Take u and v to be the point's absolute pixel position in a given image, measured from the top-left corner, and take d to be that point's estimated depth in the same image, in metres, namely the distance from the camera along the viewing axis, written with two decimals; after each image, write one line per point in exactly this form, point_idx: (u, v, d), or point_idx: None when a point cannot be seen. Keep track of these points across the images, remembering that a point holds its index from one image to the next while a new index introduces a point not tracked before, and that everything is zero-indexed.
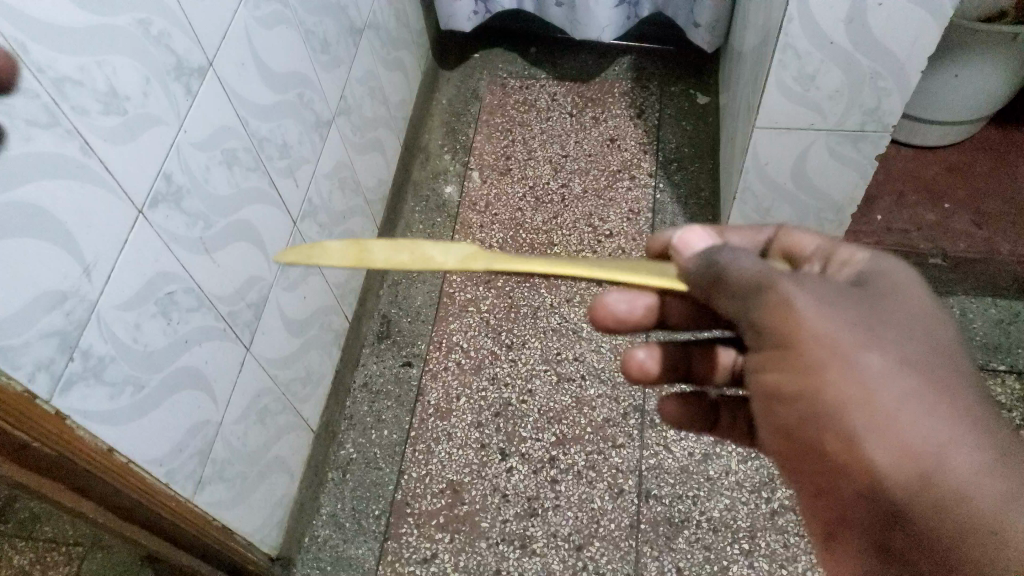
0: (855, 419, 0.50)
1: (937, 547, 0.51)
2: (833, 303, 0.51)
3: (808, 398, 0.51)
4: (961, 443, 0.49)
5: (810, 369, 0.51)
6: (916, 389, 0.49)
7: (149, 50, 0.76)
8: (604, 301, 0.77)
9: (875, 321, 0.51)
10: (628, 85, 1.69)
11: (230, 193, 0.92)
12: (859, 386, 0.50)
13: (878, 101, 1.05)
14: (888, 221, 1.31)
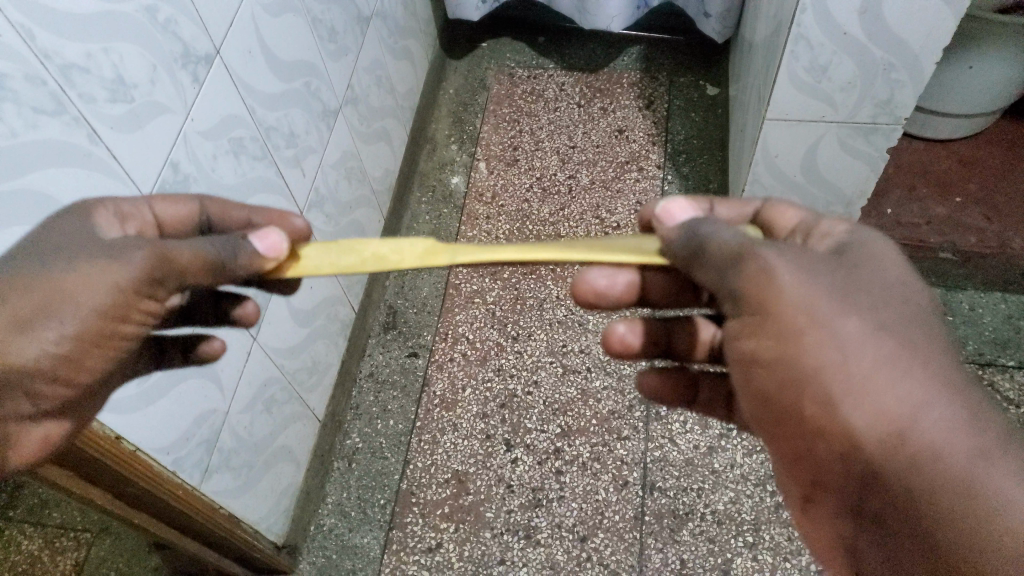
0: (828, 383, 0.51)
1: (914, 509, 0.51)
2: (811, 271, 0.53)
3: (785, 363, 0.53)
4: (935, 402, 0.50)
5: (788, 337, 0.52)
6: (889, 353, 0.51)
7: (156, 37, 0.76)
8: (585, 277, 0.76)
9: (851, 288, 0.53)
10: (637, 75, 1.67)
11: (237, 182, 0.92)
12: (833, 349, 0.51)
13: (891, 94, 1.04)
14: (898, 215, 1.30)
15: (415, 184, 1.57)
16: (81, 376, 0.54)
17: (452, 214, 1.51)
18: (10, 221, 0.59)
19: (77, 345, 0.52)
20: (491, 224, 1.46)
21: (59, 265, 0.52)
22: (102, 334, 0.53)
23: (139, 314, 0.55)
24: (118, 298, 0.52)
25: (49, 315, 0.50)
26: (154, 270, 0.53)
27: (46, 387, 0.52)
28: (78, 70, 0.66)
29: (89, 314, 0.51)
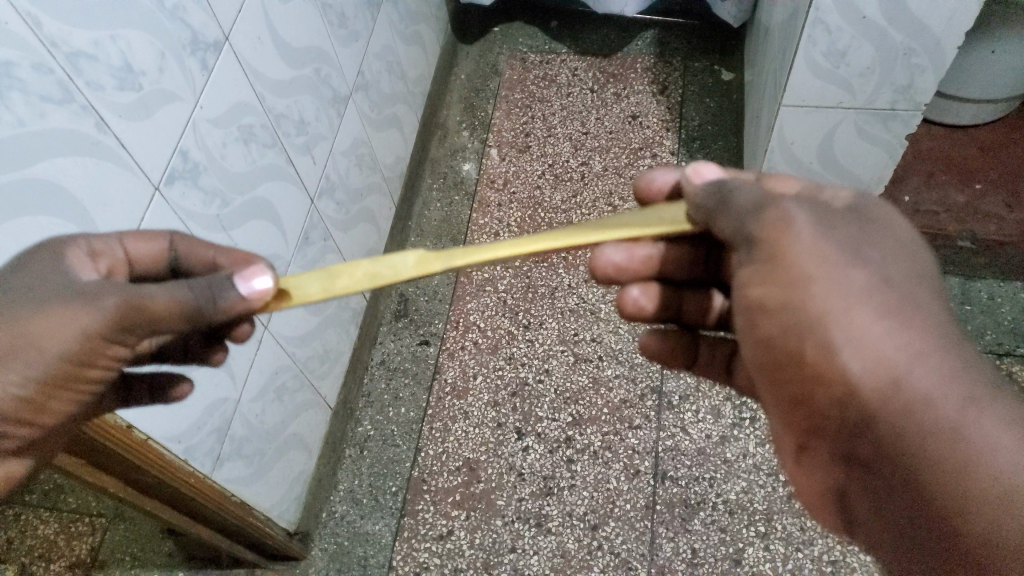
0: (837, 335, 0.50)
1: (900, 451, 0.51)
2: (822, 227, 0.52)
3: (794, 315, 0.52)
4: (930, 350, 0.49)
5: (796, 286, 0.51)
6: (893, 304, 0.50)
7: (164, 24, 0.75)
8: (602, 251, 0.75)
9: (861, 244, 0.52)
10: (652, 60, 1.65)
11: (247, 169, 0.92)
12: (844, 303, 0.50)
13: (911, 79, 1.01)
14: (916, 202, 1.28)
15: (426, 171, 1.56)
16: (44, 415, 0.52)
17: (464, 201, 1.50)
18: (18, 210, 0.59)
19: (40, 389, 0.50)
20: (502, 212, 1.46)
21: (27, 307, 0.49)
22: (67, 378, 0.51)
23: (106, 360, 0.52)
24: (83, 345, 0.50)
25: (10, 361, 0.48)
26: (125, 317, 0.50)
27: (9, 426, 0.50)
28: (85, 58, 0.65)
29: (51, 360, 0.49)
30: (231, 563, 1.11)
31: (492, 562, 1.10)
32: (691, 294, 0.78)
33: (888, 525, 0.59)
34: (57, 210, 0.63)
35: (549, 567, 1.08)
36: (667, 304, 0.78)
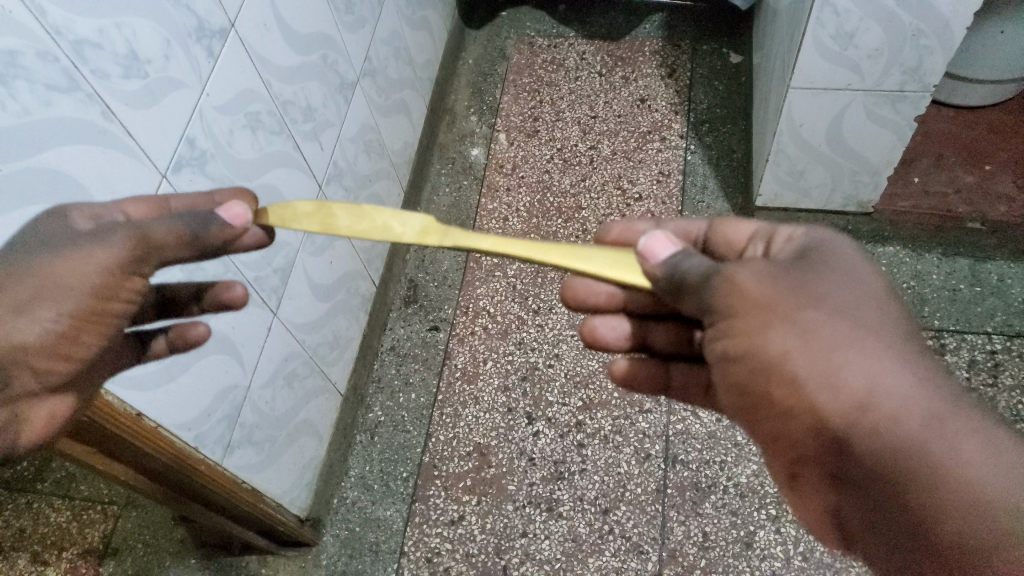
0: (802, 372, 0.51)
1: (879, 474, 0.51)
2: (770, 272, 0.53)
3: (761, 359, 0.52)
4: (890, 372, 0.50)
5: (755, 330, 0.52)
6: (849, 334, 0.51)
7: (169, 11, 0.75)
8: (575, 284, 0.77)
9: (808, 280, 0.53)
10: (660, 43, 1.65)
11: (255, 157, 0.92)
12: (805, 342, 0.51)
13: (920, 60, 1.01)
14: (925, 183, 1.31)
15: (435, 157, 1.56)
16: (76, 351, 0.55)
17: (472, 186, 1.50)
18: (25, 199, 0.59)
19: (68, 323, 0.54)
20: (511, 197, 1.46)
21: (51, 253, 0.54)
22: (91, 311, 0.55)
23: (126, 293, 0.56)
24: (105, 278, 0.54)
25: (38, 297, 0.52)
26: (136, 249, 0.55)
27: (44, 364, 0.54)
28: (91, 46, 0.65)
29: (77, 292, 0.53)
30: (242, 550, 1.11)
31: (503, 547, 1.10)
32: (663, 326, 0.77)
33: (883, 549, 0.57)
34: (64, 198, 0.63)
35: (560, 551, 1.08)
36: (636, 331, 0.79)
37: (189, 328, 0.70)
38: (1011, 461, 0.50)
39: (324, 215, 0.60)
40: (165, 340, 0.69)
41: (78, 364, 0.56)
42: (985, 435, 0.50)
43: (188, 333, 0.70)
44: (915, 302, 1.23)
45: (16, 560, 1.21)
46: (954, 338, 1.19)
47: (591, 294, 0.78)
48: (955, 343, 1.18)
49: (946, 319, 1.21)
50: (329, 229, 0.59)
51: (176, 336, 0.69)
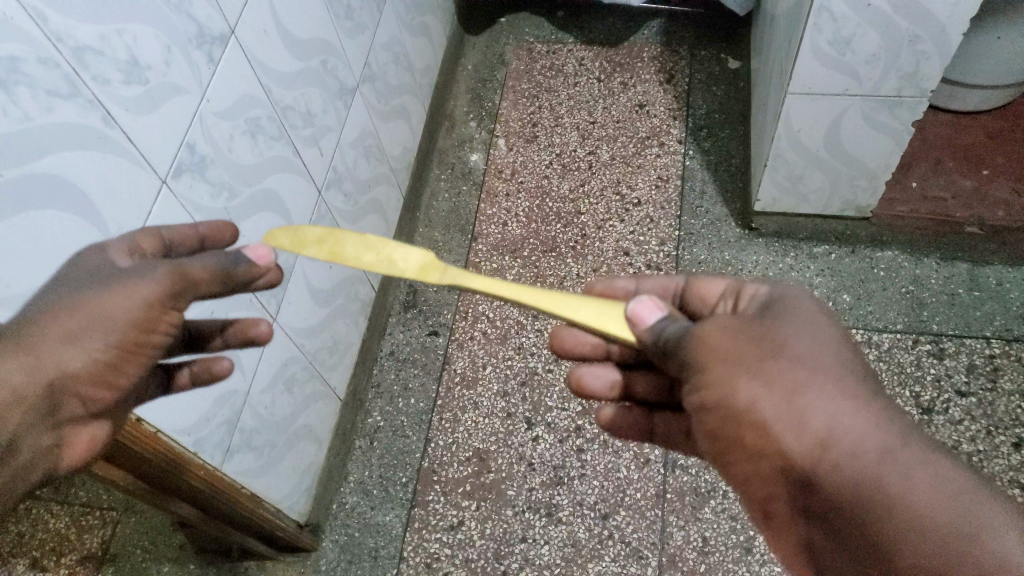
0: (768, 417, 0.51)
1: (849, 515, 0.51)
2: (733, 325, 0.54)
3: (729, 407, 0.52)
4: (850, 413, 0.50)
5: (724, 378, 0.52)
6: (810, 378, 0.51)
7: (169, 17, 0.75)
8: (561, 334, 0.78)
9: (771, 328, 0.54)
10: (658, 49, 1.65)
11: (254, 162, 0.92)
12: (768, 387, 0.51)
13: (917, 65, 1.01)
14: (924, 188, 1.31)
15: (434, 162, 1.56)
16: (119, 377, 0.56)
17: (472, 191, 1.50)
18: (24, 204, 0.59)
19: (112, 354, 0.54)
20: (511, 202, 1.47)
21: (91, 288, 0.53)
22: (135, 343, 0.55)
23: (167, 325, 0.56)
24: (148, 312, 0.54)
25: (86, 330, 0.52)
26: (175, 284, 0.55)
27: (90, 392, 0.54)
28: (91, 52, 0.65)
29: (122, 326, 0.53)
30: (241, 555, 1.10)
31: (502, 552, 1.10)
32: (647, 372, 0.78)
33: None
34: (64, 203, 0.63)
35: (559, 556, 1.08)
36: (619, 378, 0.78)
37: (214, 360, 0.69)
38: (965, 491, 0.50)
39: (333, 241, 0.64)
40: (188, 372, 0.68)
41: (122, 390, 0.57)
42: (941, 465, 0.50)
43: (212, 366, 0.69)
44: (914, 307, 1.24)
45: (15, 566, 1.21)
46: (953, 342, 1.19)
47: (575, 344, 0.78)
48: (954, 347, 1.18)
49: (944, 323, 1.21)
50: (337, 258, 0.63)
51: (201, 368, 0.68)
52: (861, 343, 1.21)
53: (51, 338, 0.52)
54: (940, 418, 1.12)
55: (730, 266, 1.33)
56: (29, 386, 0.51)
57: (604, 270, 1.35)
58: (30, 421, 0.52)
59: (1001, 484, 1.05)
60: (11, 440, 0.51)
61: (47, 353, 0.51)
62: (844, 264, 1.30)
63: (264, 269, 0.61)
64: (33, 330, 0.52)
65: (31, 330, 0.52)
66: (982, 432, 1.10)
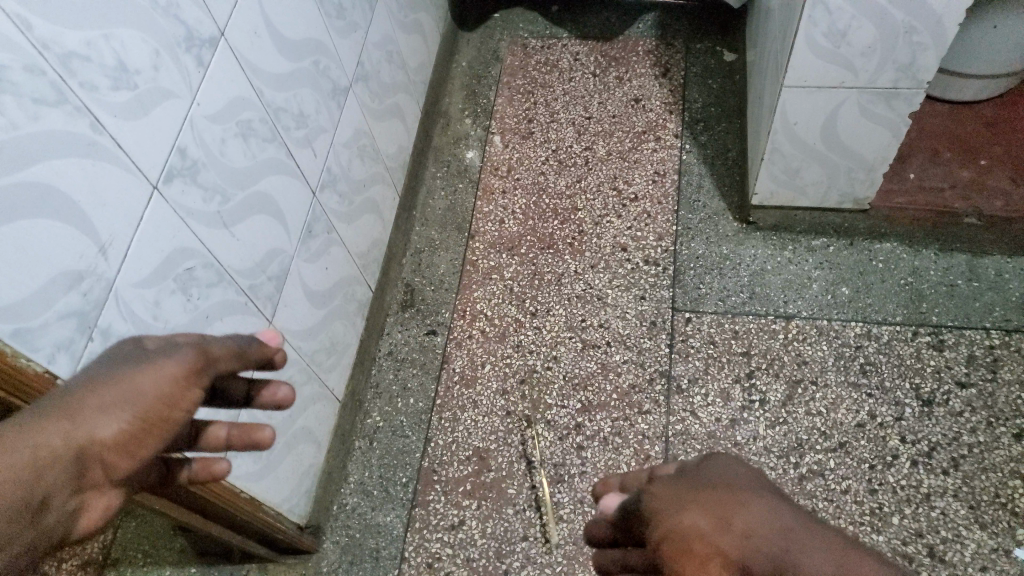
0: (709, 529, 0.48)
1: None
2: (672, 482, 0.55)
3: (673, 534, 0.49)
4: (771, 514, 0.49)
5: (668, 514, 0.51)
6: (734, 499, 0.51)
7: (157, 21, 0.74)
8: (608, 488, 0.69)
9: (702, 479, 0.55)
10: (653, 42, 1.64)
11: (247, 165, 0.91)
12: (702, 508, 0.50)
13: (913, 57, 1.00)
14: (921, 179, 1.31)
15: (429, 159, 1.55)
16: (142, 450, 0.55)
17: (468, 189, 1.50)
18: (16, 215, 0.59)
19: (137, 426, 0.54)
20: (507, 199, 1.47)
21: (125, 367, 0.55)
22: (159, 418, 0.55)
23: (190, 403, 0.56)
24: (173, 387, 0.55)
25: (116, 402, 0.53)
26: (200, 361, 0.57)
27: (115, 459, 0.53)
28: (78, 58, 0.65)
29: (150, 398, 0.54)
30: (242, 558, 1.12)
31: (504, 551, 1.10)
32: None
33: None
34: (54, 213, 0.62)
35: (561, 554, 1.08)
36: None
37: (214, 461, 0.67)
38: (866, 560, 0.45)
39: None
40: (188, 469, 0.66)
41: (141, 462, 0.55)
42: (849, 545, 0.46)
43: (212, 467, 0.67)
44: (913, 299, 1.23)
45: None
46: (953, 334, 1.19)
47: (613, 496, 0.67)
48: (954, 339, 1.18)
49: (944, 314, 1.21)
50: None
51: (200, 467, 0.67)
52: (862, 336, 1.21)
53: (86, 407, 0.52)
54: (941, 410, 1.12)
55: (728, 261, 1.33)
56: (57, 452, 0.50)
57: (602, 266, 1.35)
58: (58, 485, 0.50)
59: (1001, 476, 1.06)
60: (40, 499, 0.49)
61: (80, 421, 0.52)
62: (842, 257, 1.29)
63: (275, 350, 0.65)
64: (69, 403, 0.52)
65: (67, 401, 0.52)
66: (982, 423, 1.10)
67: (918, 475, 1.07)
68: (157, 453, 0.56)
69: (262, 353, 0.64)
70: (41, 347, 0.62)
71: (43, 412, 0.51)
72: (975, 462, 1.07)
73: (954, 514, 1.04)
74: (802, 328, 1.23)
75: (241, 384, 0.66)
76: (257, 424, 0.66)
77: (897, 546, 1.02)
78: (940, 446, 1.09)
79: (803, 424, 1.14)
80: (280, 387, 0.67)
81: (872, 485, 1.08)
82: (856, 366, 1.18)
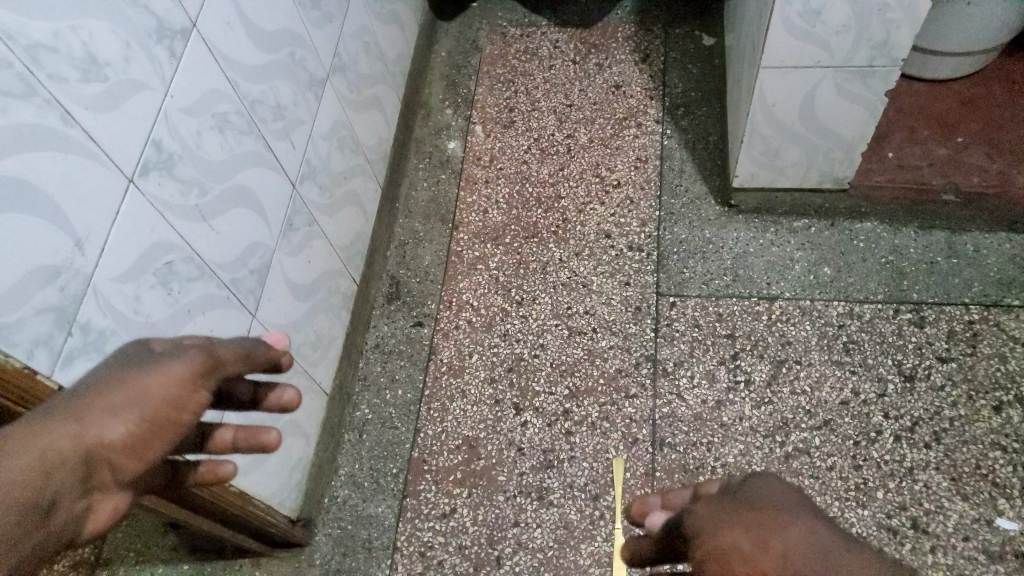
0: (751, 547, 0.49)
1: None
2: (714, 497, 0.55)
3: (717, 551, 0.50)
4: (812, 534, 0.49)
5: (714, 530, 0.51)
6: (778, 517, 0.51)
7: (126, 12, 0.74)
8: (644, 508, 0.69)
9: (744, 494, 0.55)
10: (632, 29, 1.65)
11: (224, 157, 0.90)
12: (745, 527, 0.50)
13: (887, 34, 1.01)
14: (900, 158, 1.32)
15: (411, 151, 1.55)
16: (150, 451, 0.55)
17: (450, 180, 1.50)
18: None
19: (144, 428, 0.54)
20: (490, 188, 1.47)
21: (132, 369, 0.55)
22: (167, 419, 0.55)
23: (198, 405, 0.57)
24: (181, 389, 0.55)
25: (124, 404, 0.53)
26: (207, 364, 0.57)
27: (123, 461, 0.53)
28: (45, 50, 0.64)
29: (157, 400, 0.54)
30: (235, 553, 1.12)
31: (495, 537, 1.11)
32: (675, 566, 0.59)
33: None
34: (28, 207, 0.62)
35: (553, 539, 1.09)
36: None
37: (219, 464, 0.68)
38: None
39: None
40: (194, 473, 0.66)
41: (148, 464, 0.55)
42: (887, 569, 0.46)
43: (217, 470, 0.68)
44: (894, 277, 1.24)
45: None
46: (934, 310, 1.20)
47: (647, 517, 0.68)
48: (934, 315, 1.20)
49: (924, 291, 1.22)
50: None
51: (206, 471, 0.67)
52: (844, 315, 1.22)
53: (94, 409, 0.52)
54: (922, 385, 1.14)
55: (711, 244, 1.33)
56: (66, 453, 0.50)
57: (586, 254, 1.35)
58: (66, 487, 0.50)
59: (982, 447, 1.07)
60: (50, 500, 0.49)
61: (89, 422, 0.51)
62: (824, 238, 1.30)
63: (282, 353, 0.66)
64: (77, 404, 0.52)
65: (75, 404, 0.52)
66: (963, 396, 1.12)
67: (901, 450, 1.09)
68: (163, 455, 0.56)
69: (267, 356, 0.64)
70: (19, 342, 0.62)
71: (51, 414, 0.51)
72: (956, 434, 1.09)
73: (937, 486, 1.05)
74: (785, 308, 1.24)
75: (246, 388, 0.66)
76: (262, 427, 0.67)
77: (881, 520, 1.04)
78: (923, 420, 1.11)
79: (787, 404, 1.15)
80: (285, 390, 0.67)
81: (857, 461, 1.09)
82: (839, 345, 1.19)
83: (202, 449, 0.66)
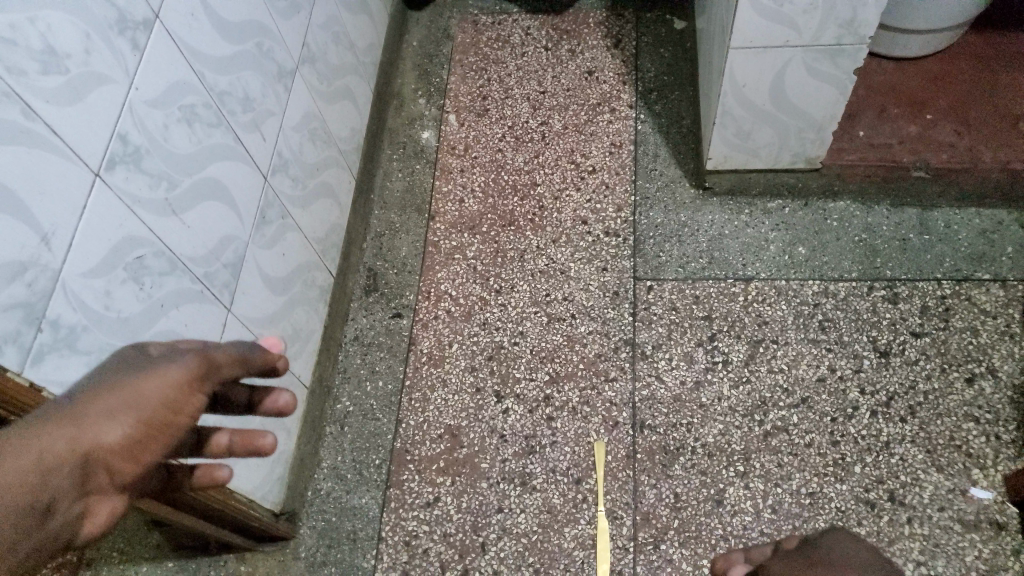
0: None
1: None
2: None
3: None
4: None
5: None
6: None
7: (85, 3, 0.73)
8: None
9: None
10: (603, 14, 1.64)
11: (193, 151, 0.90)
12: None
13: (854, 13, 1.01)
14: (871, 136, 1.31)
15: (385, 142, 1.54)
16: (147, 455, 0.53)
17: (426, 170, 1.49)
18: None
19: (140, 431, 0.52)
20: (466, 177, 1.46)
21: (127, 373, 0.54)
22: (162, 423, 0.53)
23: (193, 409, 0.55)
24: (177, 392, 0.54)
25: (120, 406, 0.51)
26: (202, 368, 0.56)
27: (120, 465, 0.51)
28: (3, 43, 0.63)
29: (153, 404, 0.53)
30: (219, 549, 1.12)
31: (480, 524, 1.11)
32: None
33: None
34: None
35: (537, 523, 1.10)
36: None
37: (215, 466, 0.66)
38: None
39: None
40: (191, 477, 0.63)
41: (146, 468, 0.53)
42: None
43: (214, 473, 0.66)
44: (868, 255, 1.26)
45: None
46: (907, 286, 1.22)
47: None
48: (907, 291, 1.21)
49: (898, 268, 1.24)
50: None
51: (203, 474, 0.64)
52: (819, 293, 1.23)
53: (90, 412, 0.51)
54: (897, 360, 1.15)
55: (687, 227, 1.34)
56: (61, 457, 0.48)
57: (563, 240, 1.36)
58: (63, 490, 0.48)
59: (956, 419, 1.09)
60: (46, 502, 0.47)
61: (86, 425, 0.50)
62: (798, 218, 1.32)
63: (277, 358, 0.65)
64: (73, 408, 0.51)
65: (70, 407, 0.51)
66: (936, 370, 1.13)
67: (878, 424, 1.10)
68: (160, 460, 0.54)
69: (262, 362, 0.63)
70: None
71: (46, 418, 0.50)
72: (930, 407, 1.11)
73: (912, 459, 1.07)
74: (761, 289, 1.25)
75: (242, 392, 0.65)
76: (257, 431, 0.65)
77: (859, 493, 1.06)
78: (898, 395, 1.12)
79: (764, 383, 1.16)
80: (281, 394, 0.65)
81: (835, 437, 1.10)
82: (814, 323, 1.21)
83: (200, 452, 0.64)
